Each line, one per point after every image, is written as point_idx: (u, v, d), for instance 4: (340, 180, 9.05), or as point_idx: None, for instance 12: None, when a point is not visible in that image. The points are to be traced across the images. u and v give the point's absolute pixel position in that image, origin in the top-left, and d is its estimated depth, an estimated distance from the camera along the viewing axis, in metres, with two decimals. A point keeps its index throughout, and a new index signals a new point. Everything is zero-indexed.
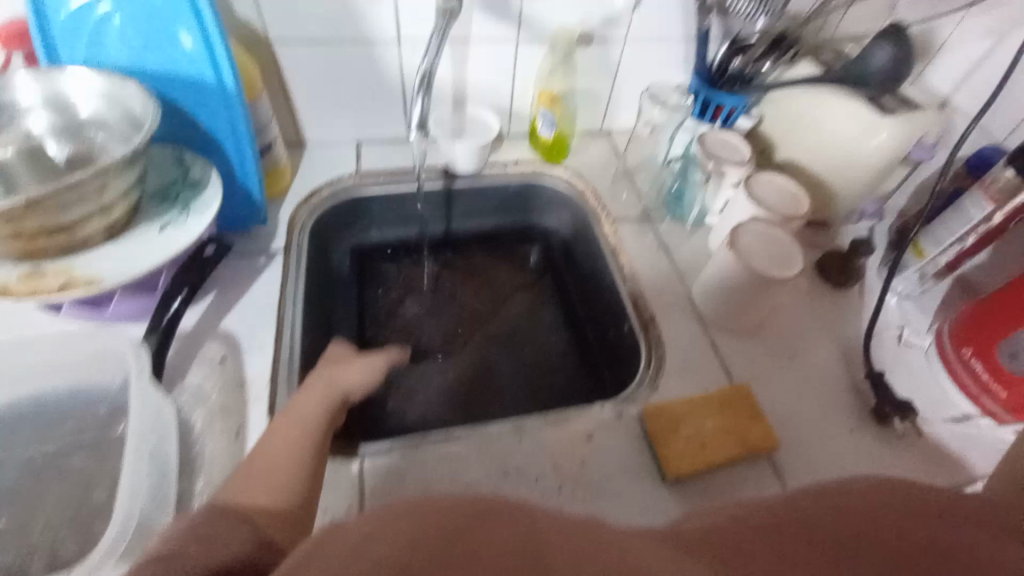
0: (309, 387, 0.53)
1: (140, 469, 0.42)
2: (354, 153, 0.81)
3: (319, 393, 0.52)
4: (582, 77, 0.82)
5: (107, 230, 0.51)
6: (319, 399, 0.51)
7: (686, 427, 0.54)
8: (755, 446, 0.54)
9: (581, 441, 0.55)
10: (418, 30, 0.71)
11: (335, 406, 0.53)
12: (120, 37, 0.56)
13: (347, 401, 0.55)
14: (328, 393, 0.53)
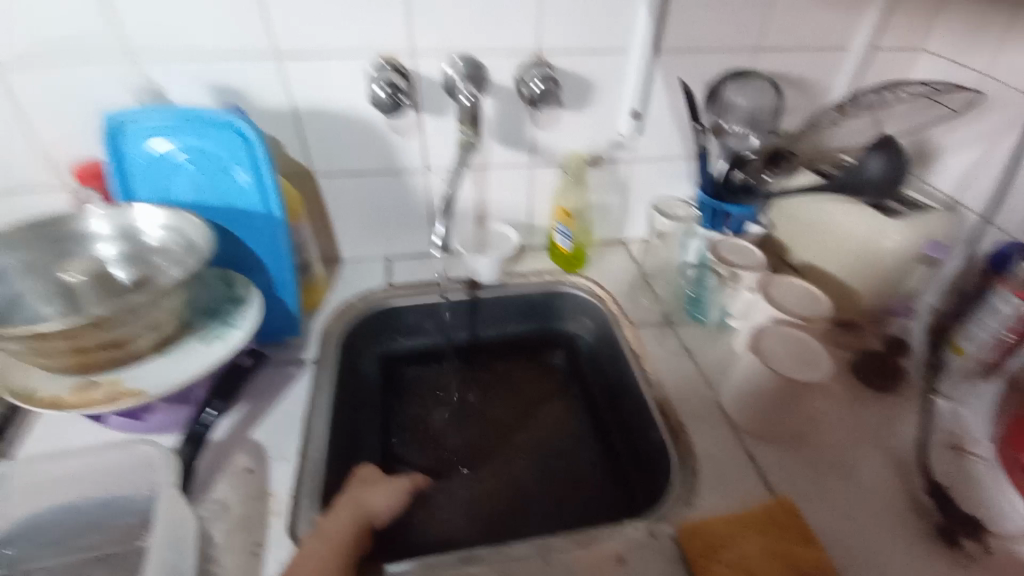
0: (335, 508, 0.52)
1: None
2: (384, 267, 0.87)
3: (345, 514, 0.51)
4: (594, 193, 0.89)
5: (155, 345, 0.54)
6: (342, 528, 0.49)
7: (728, 548, 0.50)
8: (809, 568, 0.48)
9: (613, 563, 0.51)
10: (444, 161, 0.80)
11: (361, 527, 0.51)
12: (189, 177, 0.64)
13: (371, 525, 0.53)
14: (355, 513, 0.51)
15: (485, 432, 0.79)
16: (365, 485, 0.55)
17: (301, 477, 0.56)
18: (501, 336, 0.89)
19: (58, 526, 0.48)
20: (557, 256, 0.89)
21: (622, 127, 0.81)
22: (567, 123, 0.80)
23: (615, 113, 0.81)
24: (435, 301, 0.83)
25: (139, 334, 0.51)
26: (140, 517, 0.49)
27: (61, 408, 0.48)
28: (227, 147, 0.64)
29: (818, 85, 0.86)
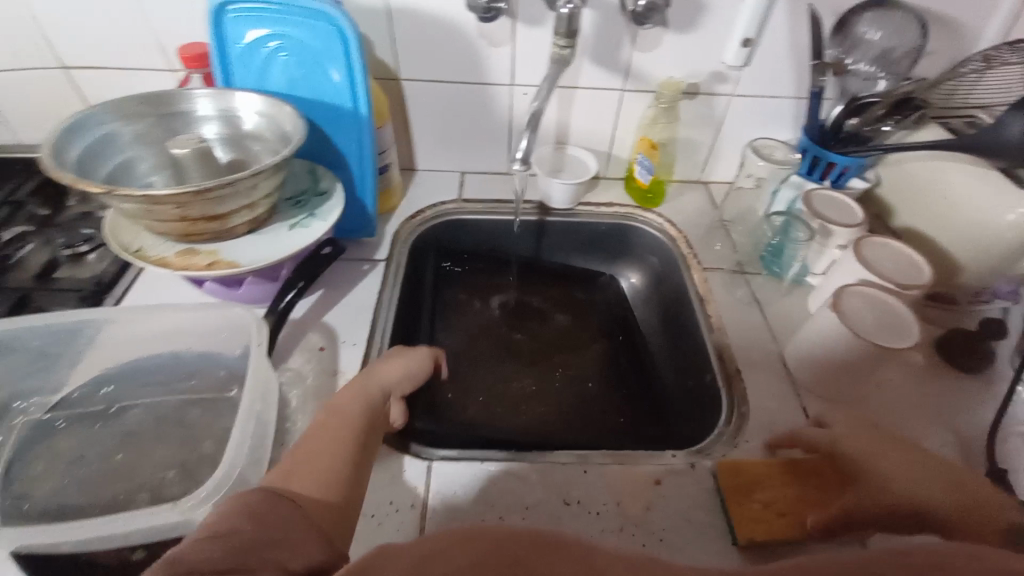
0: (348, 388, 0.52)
1: (245, 430, 0.47)
2: (457, 182, 0.88)
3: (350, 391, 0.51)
4: (683, 127, 0.83)
5: (250, 224, 0.59)
6: (359, 396, 0.51)
7: (762, 491, 0.51)
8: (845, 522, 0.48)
9: (649, 485, 0.53)
10: (530, 76, 0.77)
11: (374, 400, 0.51)
12: (283, 67, 0.66)
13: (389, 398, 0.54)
14: (367, 386, 0.52)
15: (526, 351, 0.80)
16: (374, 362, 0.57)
17: (367, 363, 0.61)
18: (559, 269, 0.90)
19: (167, 366, 0.55)
20: (633, 190, 0.86)
21: (728, 57, 0.74)
22: (667, 47, 0.74)
23: (722, 38, 0.73)
24: (505, 221, 0.84)
25: (239, 211, 0.55)
26: (232, 371, 0.56)
27: (170, 268, 0.54)
28: (321, 39, 0.64)
29: (969, 26, 0.74)
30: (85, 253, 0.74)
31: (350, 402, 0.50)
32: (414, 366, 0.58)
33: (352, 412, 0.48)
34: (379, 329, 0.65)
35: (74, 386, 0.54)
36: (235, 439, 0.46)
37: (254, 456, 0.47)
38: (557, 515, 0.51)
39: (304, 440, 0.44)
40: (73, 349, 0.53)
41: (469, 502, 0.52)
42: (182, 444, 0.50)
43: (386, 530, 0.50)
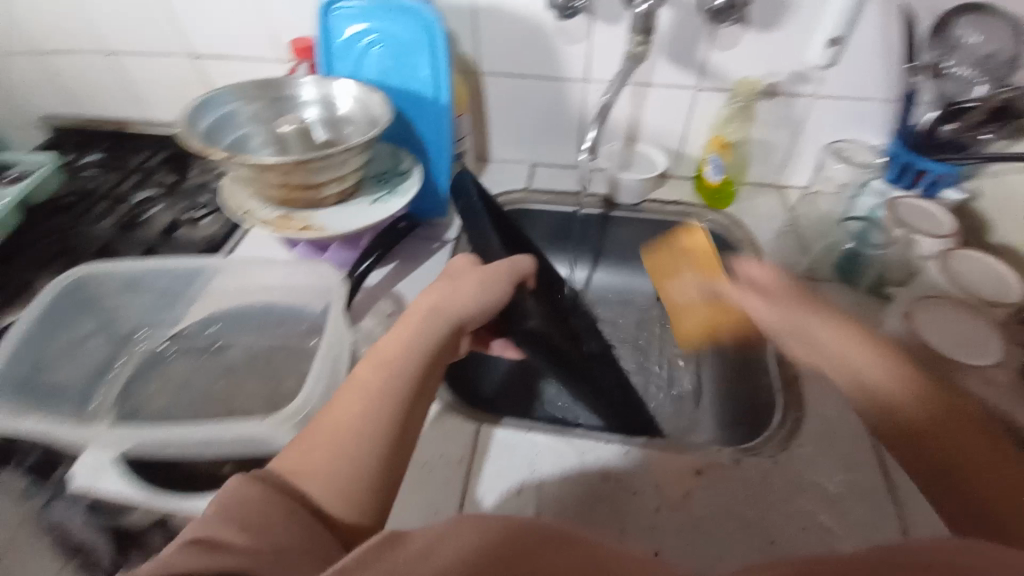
0: (407, 318, 0.46)
1: (322, 372, 0.53)
2: (527, 173, 0.92)
3: (416, 325, 0.45)
4: (758, 128, 0.82)
5: (338, 196, 0.65)
6: (411, 333, 0.44)
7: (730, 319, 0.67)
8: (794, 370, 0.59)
9: (690, 475, 0.54)
10: (605, 72, 0.79)
11: (442, 338, 0.45)
12: (377, 58, 0.73)
13: (455, 330, 0.47)
14: (437, 322, 0.45)
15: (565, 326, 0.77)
16: (448, 288, 0.49)
17: None
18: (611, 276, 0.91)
19: (261, 314, 0.63)
20: (701, 189, 0.85)
21: (811, 56, 0.72)
22: (746, 45, 0.74)
23: (806, 37, 0.72)
24: (569, 212, 0.86)
25: (330, 183, 0.62)
26: (313, 324, 0.63)
27: (269, 228, 0.62)
28: (412, 34, 0.71)
29: None
30: (201, 216, 0.85)
31: (413, 338, 0.43)
32: (488, 303, 0.51)
33: (398, 356, 0.42)
34: None
35: (189, 322, 0.63)
36: (313, 376, 0.52)
37: (328, 395, 0.53)
38: (596, 488, 0.53)
39: (331, 404, 0.39)
40: (190, 292, 0.63)
41: (514, 466, 0.55)
42: (268, 381, 0.58)
43: (435, 479, 0.54)
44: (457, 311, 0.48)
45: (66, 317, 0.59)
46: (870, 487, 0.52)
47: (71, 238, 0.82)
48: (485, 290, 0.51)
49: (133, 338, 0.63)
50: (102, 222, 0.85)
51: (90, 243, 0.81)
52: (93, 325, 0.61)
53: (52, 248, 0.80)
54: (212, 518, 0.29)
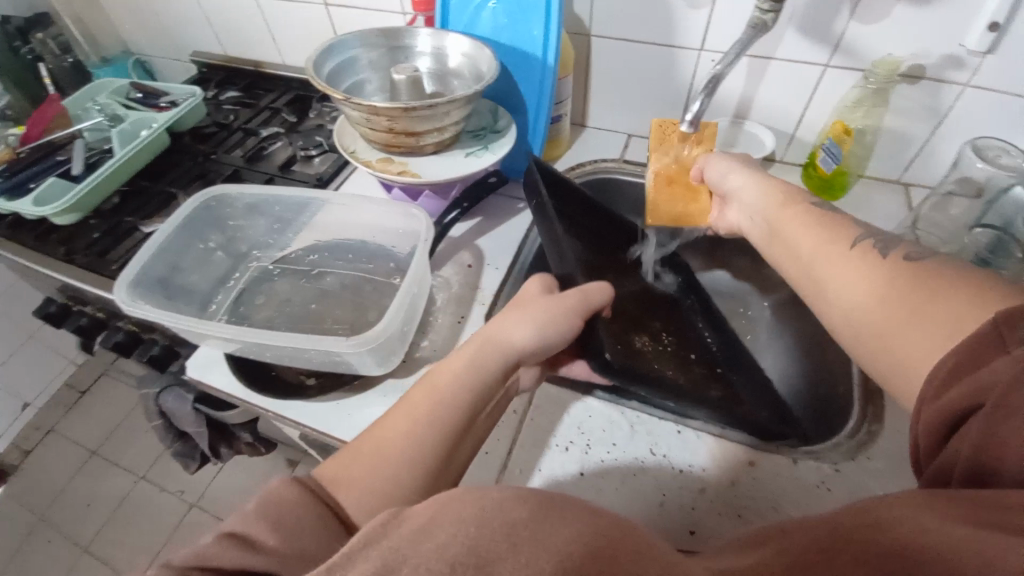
0: (464, 351, 0.47)
1: (403, 307, 0.57)
2: (623, 143, 0.90)
3: (472, 356, 0.47)
4: (890, 115, 0.73)
5: (436, 146, 0.69)
6: (465, 370, 0.46)
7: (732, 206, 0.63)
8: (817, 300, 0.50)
9: (742, 466, 0.53)
10: (722, 41, 0.74)
11: (492, 376, 0.46)
12: (491, 14, 0.74)
13: (508, 366, 0.48)
14: (493, 355, 0.47)
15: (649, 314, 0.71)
16: (512, 318, 0.49)
17: (503, 285, 0.68)
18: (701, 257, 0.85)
19: (356, 248, 0.69)
20: (811, 178, 0.79)
21: (971, 37, 0.63)
22: (892, 20, 0.65)
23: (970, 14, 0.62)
24: None
25: (430, 132, 0.65)
26: (399, 264, 0.68)
27: (372, 169, 0.66)
28: None
29: None
30: (314, 156, 0.93)
31: (465, 376, 0.46)
32: (555, 339, 0.50)
33: (447, 392, 0.44)
34: (520, 260, 0.72)
35: (296, 247, 0.71)
36: (396, 305, 0.55)
37: (404, 328, 0.57)
38: (641, 460, 0.54)
39: (381, 426, 0.43)
40: (299, 221, 0.70)
41: (565, 424, 0.57)
42: (354, 309, 0.64)
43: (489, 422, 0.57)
44: (516, 347, 0.48)
45: (199, 229, 0.69)
46: None
47: (207, 163, 0.94)
48: (551, 327, 0.50)
49: (248, 255, 0.72)
50: (233, 152, 0.96)
51: (221, 170, 0.91)
52: (219, 241, 0.71)
53: (191, 170, 0.92)
54: (251, 513, 0.33)
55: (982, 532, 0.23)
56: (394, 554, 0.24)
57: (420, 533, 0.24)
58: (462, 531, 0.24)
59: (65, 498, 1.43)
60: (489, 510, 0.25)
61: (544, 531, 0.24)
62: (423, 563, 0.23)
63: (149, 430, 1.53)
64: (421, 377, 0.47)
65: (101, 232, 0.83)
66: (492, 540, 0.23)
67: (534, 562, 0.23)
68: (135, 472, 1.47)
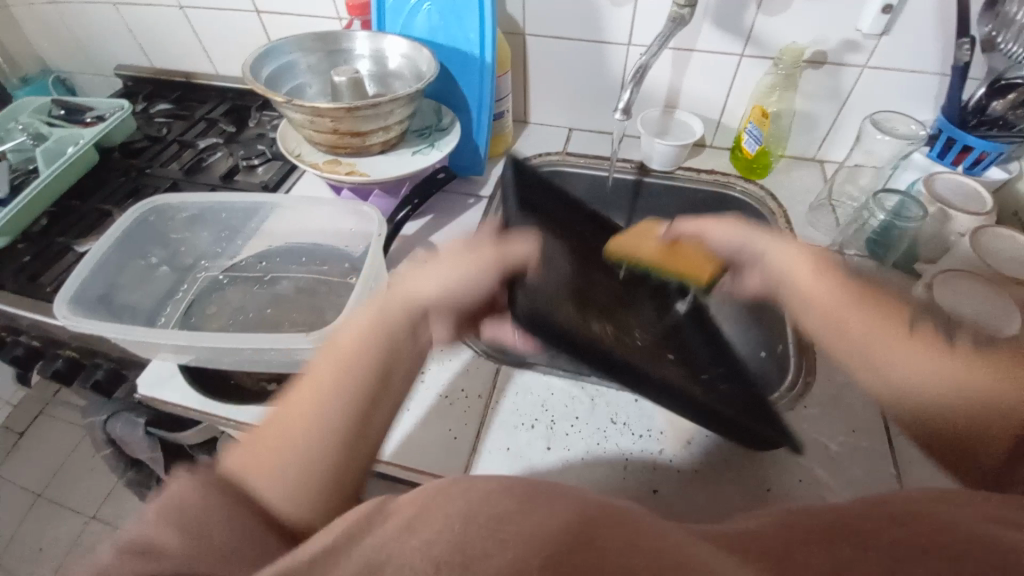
0: (366, 313, 0.45)
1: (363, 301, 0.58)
2: (564, 137, 0.93)
3: (369, 319, 0.43)
4: (802, 98, 0.80)
5: (382, 145, 0.70)
6: (370, 323, 0.43)
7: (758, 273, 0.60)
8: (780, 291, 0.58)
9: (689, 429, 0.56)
10: (647, 35, 0.79)
11: (397, 326, 0.44)
12: (427, 17, 0.76)
13: (413, 315, 0.45)
14: (394, 313, 0.44)
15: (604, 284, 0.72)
16: (421, 274, 0.47)
17: None
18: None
19: (308, 251, 0.69)
20: (738, 160, 0.85)
21: (864, 22, 0.70)
22: (795, 11, 0.72)
23: (860, 4, 0.70)
24: (601, 176, 0.88)
25: (376, 132, 0.66)
26: (354, 264, 0.68)
27: (319, 171, 0.67)
28: None
29: None
30: (256, 165, 0.91)
31: (369, 332, 0.43)
32: (461, 293, 0.47)
33: (355, 350, 0.41)
34: None
35: (246, 254, 0.70)
36: (355, 299, 0.56)
37: None
38: (602, 433, 0.56)
39: (288, 398, 0.39)
40: (248, 228, 0.70)
41: (530, 407, 0.59)
42: (310, 312, 0.64)
43: (455, 410, 0.59)
44: (418, 298, 0.46)
45: (139, 244, 0.67)
46: (872, 452, 0.54)
47: (142, 178, 0.90)
48: (454, 274, 0.47)
49: (195, 267, 0.70)
50: (169, 166, 0.93)
51: (159, 183, 0.89)
52: (161, 255, 0.69)
53: (126, 186, 0.89)
54: (155, 514, 0.28)
55: (997, 529, 0.25)
56: (375, 553, 0.23)
57: (404, 531, 0.24)
58: (447, 528, 0.24)
59: (4, 550, 1.33)
60: (477, 505, 0.25)
61: (524, 521, 0.24)
62: (408, 562, 0.23)
63: (96, 466, 1.44)
64: (325, 347, 0.44)
65: (30, 255, 0.78)
66: (477, 537, 0.24)
67: (520, 556, 0.23)
68: (85, 513, 1.38)
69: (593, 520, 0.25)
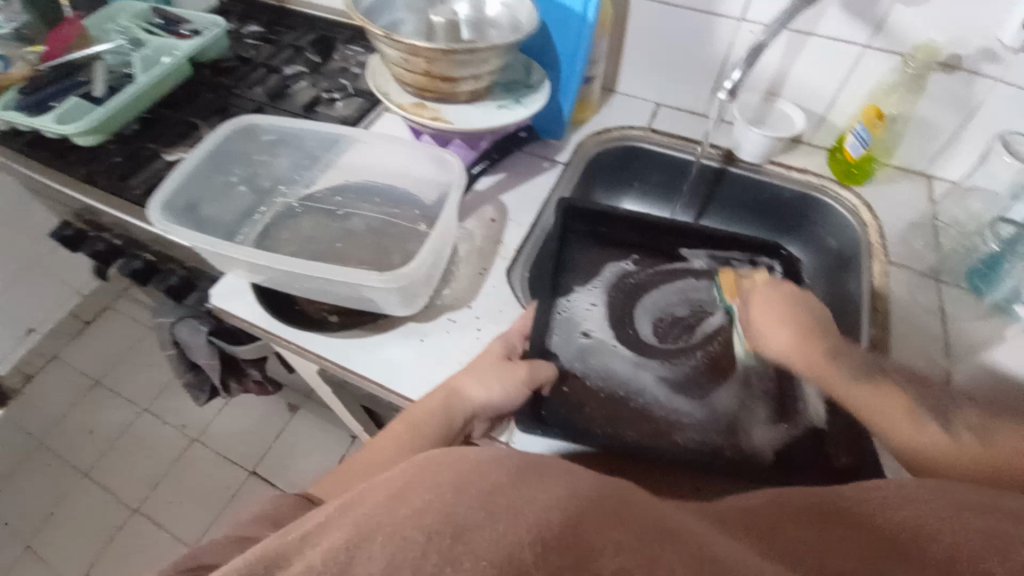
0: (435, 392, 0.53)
1: (435, 250, 0.58)
2: (651, 111, 0.89)
3: (436, 403, 0.52)
4: (923, 103, 0.73)
5: (469, 95, 0.68)
6: (434, 406, 0.52)
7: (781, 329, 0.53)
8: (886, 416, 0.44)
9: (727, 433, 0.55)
10: (765, 13, 0.73)
11: (454, 421, 0.51)
12: None
13: (470, 416, 0.52)
14: (446, 405, 0.51)
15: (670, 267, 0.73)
16: (474, 374, 0.53)
17: (526, 241, 0.70)
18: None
19: (380, 192, 0.70)
20: (837, 162, 0.79)
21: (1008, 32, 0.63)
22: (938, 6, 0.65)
23: None
24: (683, 159, 0.84)
25: (467, 80, 0.65)
26: (424, 211, 0.68)
27: (405, 112, 0.66)
28: None
29: None
30: (337, 99, 0.91)
31: (430, 418, 0.51)
32: (510, 400, 0.53)
33: (420, 425, 0.51)
34: (542, 223, 0.72)
35: (321, 185, 0.71)
36: (430, 245, 0.56)
37: (429, 276, 0.58)
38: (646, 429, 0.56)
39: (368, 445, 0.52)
40: (326, 160, 0.71)
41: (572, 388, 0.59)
42: (377, 251, 0.64)
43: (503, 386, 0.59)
44: (472, 400, 0.52)
45: (224, 163, 0.68)
46: None
47: (229, 96, 0.92)
48: (502, 384, 0.53)
49: (273, 191, 0.72)
50: (255, 88, 0.94)
51: (244, 105, 0.90)
52: (241, 174, 0.70)
53: (213, 103, 0.91)
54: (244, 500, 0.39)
55: None
56: (367, 521, 0.25)
57: (395, 501, 0.25)
58: (439, 497, 0.25)
59: (63, 426, 1.46)
60: (468, 479, 0.26)
61: (523, 496, 0.25)
62: (398, 530, 0.24)
63: (154, 363, 1.56)
64: (405, 412, 0.54)
65: (121, 156, 0.82)
66: (468, 508, 0.24)
67: (512, 533, 0.23)
68: (136, 404, 1.49)
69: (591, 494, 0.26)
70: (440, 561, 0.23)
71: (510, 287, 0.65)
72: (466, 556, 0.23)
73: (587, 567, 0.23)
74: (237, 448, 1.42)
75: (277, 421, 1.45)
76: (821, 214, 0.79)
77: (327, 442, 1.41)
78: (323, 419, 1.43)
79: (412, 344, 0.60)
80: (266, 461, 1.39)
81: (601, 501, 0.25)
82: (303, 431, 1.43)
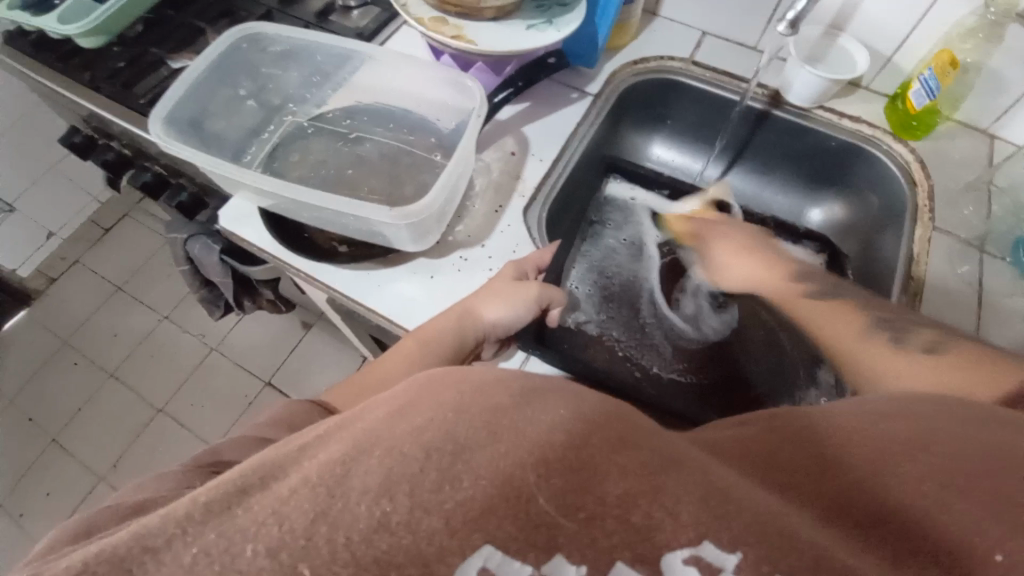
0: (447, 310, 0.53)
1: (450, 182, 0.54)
2: (695, 41, 0.80)
3: (449, 321, 0.51)
4: (1005, 52, 0.64)
5: (496, 11, 0.62)
6: (446, 322, 0.51)
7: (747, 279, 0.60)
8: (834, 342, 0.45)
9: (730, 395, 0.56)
10: None
11: (465, 338, 0.50)
12: None
13: (481, 336, 0.52)
14: (458, 324, 0.51)
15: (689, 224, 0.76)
16: (488, 292, 0.53)
17: (545, 179, 0.66)
18: (743, 184, 0.83)
19: (398, 114, 0.66)
20: (895, 112, 0.72)
21: None
22: None
23: None
24: (726, 98, 0.76)
25: None
26: (440, 140, 0.64)
27: (424, 28, 0.60)
28: None
29: None
30: (353, 8, 0.83)
31: (442, 332, 0.50)
32: (518, 316, 0.52)
33: (433, 339, 0.50)
34: (564, 160, 0.68)
35: (333, 105, 0.67)
36: (445, 179, 0.53)
37: (443, 211, 0.56)
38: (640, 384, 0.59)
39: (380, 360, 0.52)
40: (339, 76, 0.66)
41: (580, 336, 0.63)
42: (388, 182, 0.61)
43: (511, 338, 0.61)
44: (483, 320, 0.51)
45: (230, 74, 0.64)
46: None
47: None
48: (509, 304, 0.52)
49: (283, 109, 0.68)
50: None
51: (253, 9, 0.83)
52: (250, 88, 0.66)
53: (220, 5, 0.84)
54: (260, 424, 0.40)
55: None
56: (365, 436, 0.24)
57: (395, 418, 0.24)
58: (440, 417, 0.24)
59: (89, 327, 1.52)
60: (470, 398, 0.25)
61: (525, 417, 0.24)
62: (398, 446, 0.23)
63: (172, 275, 1.58)
64: (414, 330, 0.53)
65: (125, 61, 0.78)
66: (471, 428, 0.24)
67: (513, 452, 0.23)
68: (157, 312, 1.53)
69: (589, 419, 0.25)
70: (440, 478, 0.22)
71: (526, 228, 0.62)
72: (466, 475, 0.22)
73: (590, 491, 0.22)
74: (253, 360, 1.47)
75: (291, 336, 1.49)
76: (864, 169, 0.73)
77: (340, 361, 1.45)
78: (335, 339, 1.47)
79: (422, 280, 0.58)
80: (282, 374, 1.45)
81: (605, 423, 0.25)
82: (317, 348, 1.47)
